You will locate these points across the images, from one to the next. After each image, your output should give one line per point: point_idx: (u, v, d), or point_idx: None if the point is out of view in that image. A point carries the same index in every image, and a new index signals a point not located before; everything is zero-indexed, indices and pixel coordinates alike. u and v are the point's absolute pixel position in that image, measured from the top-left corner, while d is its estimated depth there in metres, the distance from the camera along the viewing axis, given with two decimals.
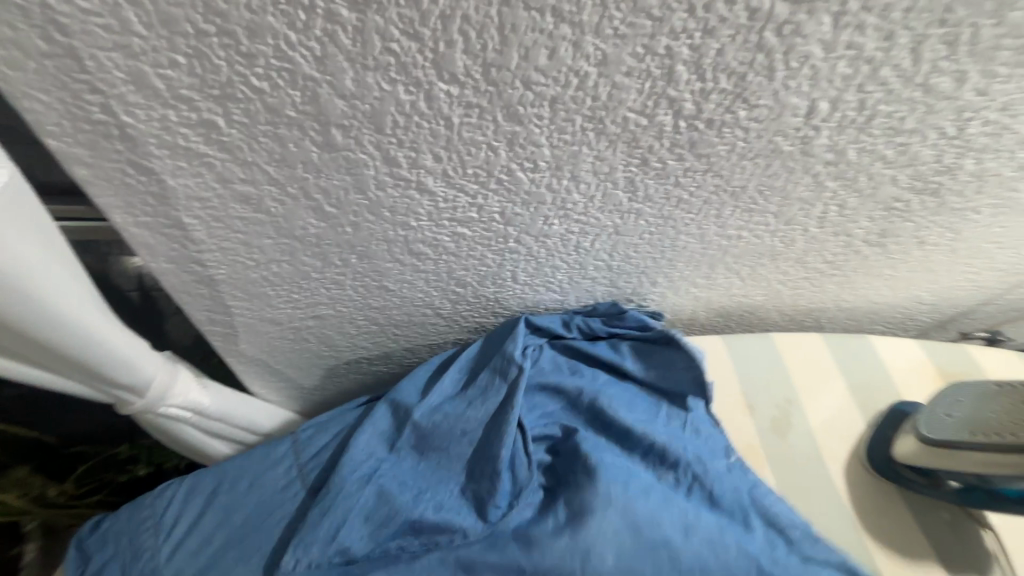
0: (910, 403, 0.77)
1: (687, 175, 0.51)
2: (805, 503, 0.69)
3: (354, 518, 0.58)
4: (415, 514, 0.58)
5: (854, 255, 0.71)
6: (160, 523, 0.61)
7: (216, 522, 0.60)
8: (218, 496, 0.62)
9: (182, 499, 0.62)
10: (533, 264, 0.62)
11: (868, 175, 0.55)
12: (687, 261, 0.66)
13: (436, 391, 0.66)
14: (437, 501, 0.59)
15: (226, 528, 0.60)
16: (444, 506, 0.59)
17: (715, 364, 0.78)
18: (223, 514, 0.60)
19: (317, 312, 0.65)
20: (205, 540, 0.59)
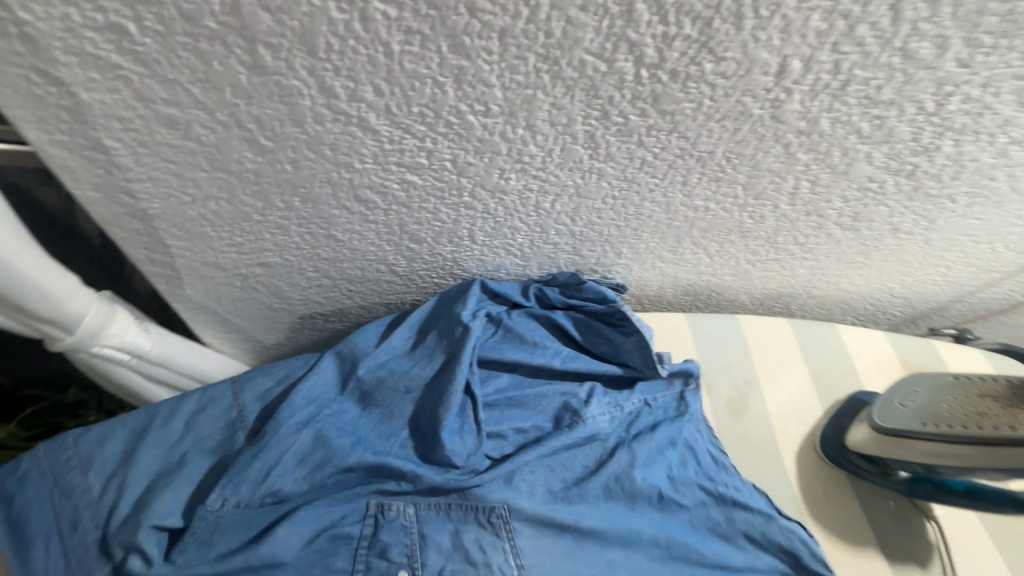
0: (870, 394, 0.76)
1: (651, 134, 0.48)
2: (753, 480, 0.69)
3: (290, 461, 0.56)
4: (350, 460, 0.57)
5: (827, 238, 0.69)
6: (89, 449, 0.57)
7: (152, 452, 0.58)
8: (154, 426, 0.59)
9: (110, 432, 0.59)
10: (491, 223, 0.60)
11: (842, 150, 0.53)
12: (653, 232, 0.64)
13: (383, 344, 0.64)
14: (378, 450, 0.58)
15: (165, 460, 0.58)
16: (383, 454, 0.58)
17: (679, 342, 0.77)
18: (157, 449, 0.58)
19: (264, 260, 0.62)
20: (141, 472, 0.56)
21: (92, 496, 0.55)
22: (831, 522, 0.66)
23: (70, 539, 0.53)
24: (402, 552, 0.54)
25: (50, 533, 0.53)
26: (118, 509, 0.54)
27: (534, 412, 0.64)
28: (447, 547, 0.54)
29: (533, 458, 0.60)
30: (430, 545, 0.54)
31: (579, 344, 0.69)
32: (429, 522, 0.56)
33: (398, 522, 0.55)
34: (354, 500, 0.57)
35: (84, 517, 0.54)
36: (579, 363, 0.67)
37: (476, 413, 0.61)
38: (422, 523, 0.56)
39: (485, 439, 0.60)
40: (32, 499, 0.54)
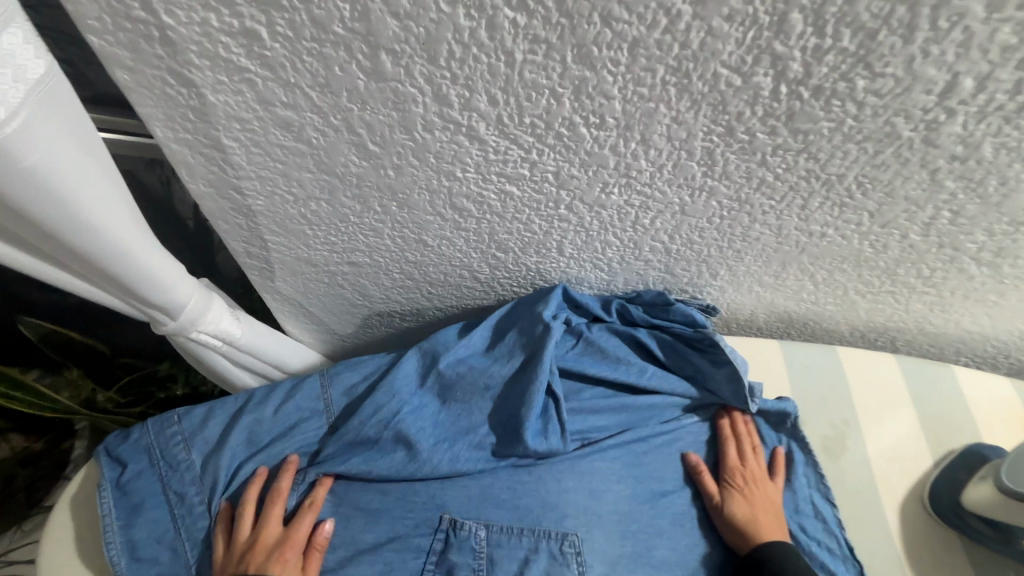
0: (992, 448, 0.68)
1: (777, 153, 0.44)
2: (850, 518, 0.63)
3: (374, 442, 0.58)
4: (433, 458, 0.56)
5: (958, 273, 0.61)
6: (193, 437, 0.60)
7: (247, 433, 0.60)
8: (247, 408, 0.61)
9: (211, 409, 0.61)
10: (583, 237, 0.57)
11: (1001, 180, 0.46)
12: (757, 255, 0.59)
13: (464, 339, 0.61)
14: (458, 448, 0.57)
15: (260, 441, 0.60)
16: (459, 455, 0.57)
17: (770, 372, 0.71)
18: (252, 429, 0.60)
19: (353, 259, 0.63)
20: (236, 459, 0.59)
21: (196, 476, 0.58)
22: None
23: (178, 513, 0.57)
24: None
25: (165, 513, 0.58)
26: (220, 482, 0.58)
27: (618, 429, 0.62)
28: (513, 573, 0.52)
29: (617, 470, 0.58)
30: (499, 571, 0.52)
31: (663, 363, 0.65)
32: (500, 547, 0.53)
33: (468, 543, 0.54)
34: (427, 514, 0.56)
35: (194, 507, 0.58)
36: (664, 384, 0.63)
37: (560, 417, 0.59)
38: (492, 547, 0.54)
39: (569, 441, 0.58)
40: (146, 484, 0.58)
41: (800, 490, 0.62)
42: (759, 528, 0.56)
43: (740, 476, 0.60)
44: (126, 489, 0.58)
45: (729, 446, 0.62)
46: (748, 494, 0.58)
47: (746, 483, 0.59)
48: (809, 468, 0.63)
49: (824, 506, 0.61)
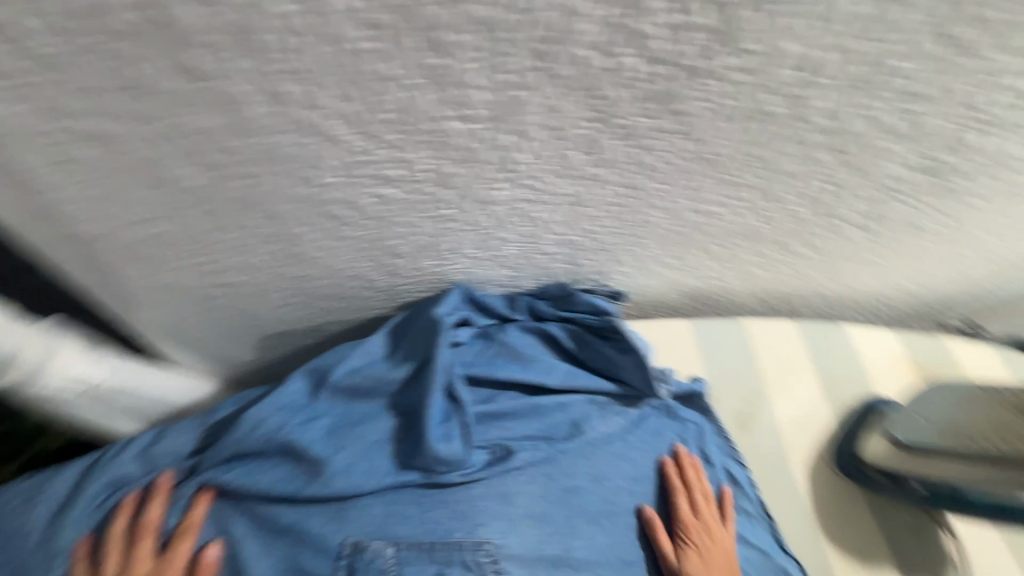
0: (883, 400, 0.72)
1: (658, 137, 0.43)
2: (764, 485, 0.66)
3: (258, 463, 0.51)
4: (323, 481, 0.50)
5: (841, 239, 0.64)
6: (39, 496, 0.52)
7: (105, 482, 0.52)
8: (106, 456, 0.54)
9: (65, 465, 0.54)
10: (478, 236, 0.54)
11: (869, 149, 0.47)
12: (657, 240, 0.59)
13: (358, 348, 0.57)
14: (350, 460, 0.51)
15: (121, 490, 0.53)
16: (355, 472, 0.51)
17: (682, 351, 0.71)
18: (111, 478, 0.53)
19: (226, 281, 0.56)
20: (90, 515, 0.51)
21: (35, 542, 0.49)
22: (845, 544, 0.63)
23: None
24: None
25: None
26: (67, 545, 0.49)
27: (530, 425, 0.59)
28: None
29: (529, 468, 0.57)
30: None
31: (575, 356, 0.64)
32: (410, 564, 0.50)
33: (375, 564, 0.49)
34: (326, 541, 0.49)
35: None
36: (579, 380, 0.62)
37: (464, 420, 0.55)
38: (401, 565, 0.50)
39: (472, 452, 0.54)
40: None
41: (715, 459, 0.63)
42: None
43: (690, 527, 0.57)
44: None
45: (681, 496, 0.59)
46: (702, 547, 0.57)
47: (697, 532, 0.57)
48: (719, 437, 0.65)
49: (734, 468, 0.64)
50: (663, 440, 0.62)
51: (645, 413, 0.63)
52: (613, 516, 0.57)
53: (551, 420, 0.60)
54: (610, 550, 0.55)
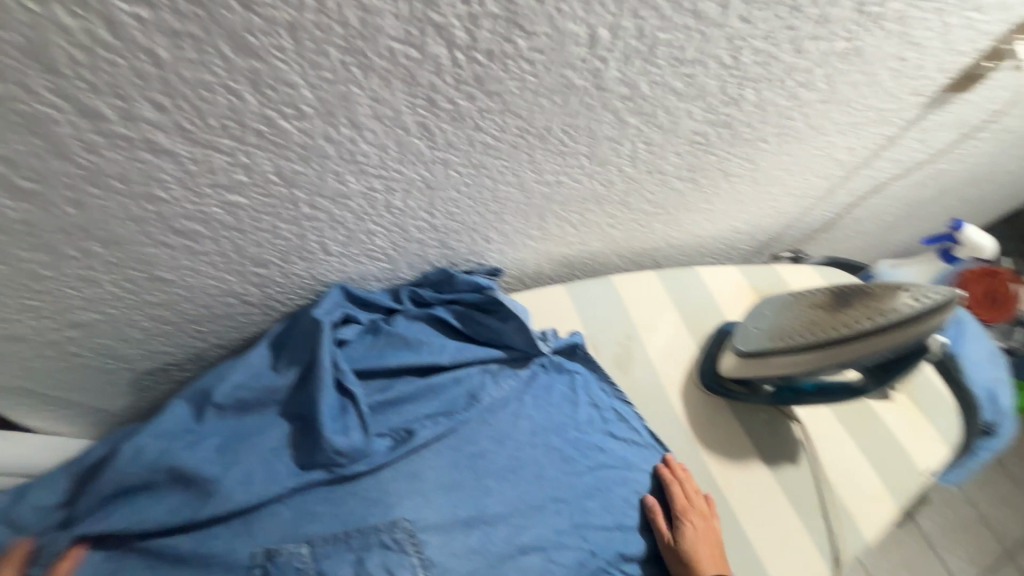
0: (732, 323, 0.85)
1: (484, 117, 0.48)
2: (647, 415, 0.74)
3: (144, 498, 0.49)
4: (219, 499, 0.49)
5: (672, 191, 0.75)
6: None
7: None
8: None
9: None
10: (343, 232, 0.55)
11: (666, 109, 0.56)
12: (516, 213, 0.64)
13: (238, 363, 0.56)
14: (248, 472, 0.51)
15: None
16: (256, 484, 0.51)
17: (562, 312, 0.78)
18: None
19: (76, 320, 0.53)
20: None
21: None
22: (720, 450, 0.73)
23: None
24: None
25: None
26: None
27: (429, 404, 0.62)
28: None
29: (434, 444, 0.60)
30: None
31: (462, 332, 0.68)
32: (328, 557, 0.51)
33: (291, 566, 0.50)
34: (236, 557, 0.49)
35: None
36: (468, 352, 0.66)
37: (361, 411, 0.57)
38: (319, 560, 0.51)
39: (373, 439, 0.56)
40: None
41: (602, 401, 0.70)
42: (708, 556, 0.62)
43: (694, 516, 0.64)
44: None
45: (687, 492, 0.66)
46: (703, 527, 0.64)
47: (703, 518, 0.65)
48: (604, 382, 0.72)
49: (622, 407, 0.71)
50: (555, 394, 0.69)
51: (534, 372, 0.69)
52: (519, 469, 0.62)
53: (448, 395, 0.63)
54: (520, 500, 0.60)
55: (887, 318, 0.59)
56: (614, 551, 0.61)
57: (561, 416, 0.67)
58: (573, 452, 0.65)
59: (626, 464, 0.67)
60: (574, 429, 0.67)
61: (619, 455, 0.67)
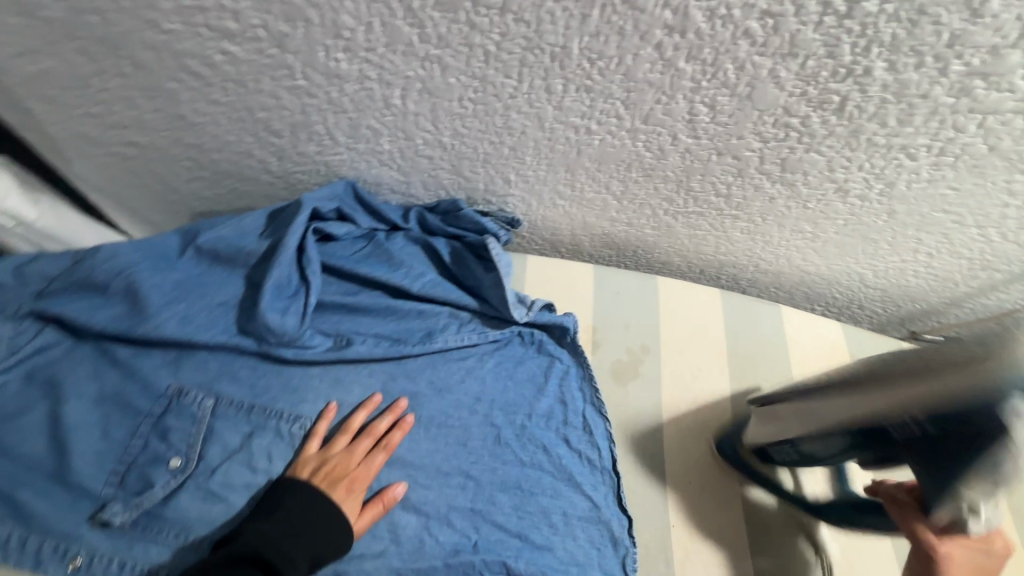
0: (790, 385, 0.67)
1: (479, 11, 0.41)
2: (626, 441, 0.62)
3: (99, 299, 0.52)
4: (153, 327, 0.52)
5: (757, 191, 0.59)
6: None
7: None
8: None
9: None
10: (344, 119, 0.54)
11: (735, 62, 0.43)
12: (537, 156, 0.56)
13: (229, 219, 0.58)
14: (188, 314, 0.53)
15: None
16: (193, 326, 0.53)
17: (581, 293, 0.68)
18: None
19: (130, 139, 0.61)
20: None
21: None
22: (696, 517, 0.58)
23: None
24: (182, 439, 0.51)
25: None
26: None
27: (383, 322, 0.60)
28: (233, 445, 0.52)
29: (369, 363, 0.58)
30: (216, 439, 0.52)
31: (449, 270, 0.63)
32: (224, 417, 0.53)
33: (191, 409, 0.52)
34: (154, 379, 0.53)
35: None
36: (444, 288, 0.61)
37: (308, 301, 0.56)
38: (215, 417, 0.52)
39: (306, 331, 0.55)
40: None
41: (572, 402, 0.60)
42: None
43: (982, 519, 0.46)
44: None
45: None
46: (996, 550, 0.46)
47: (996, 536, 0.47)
48: (585, 383, 0.61)
49: (594, 419, 0.60)
50: (522, 370, 0.61)
51: (510, 338, 0.62)
52: (443, 427, 0.57)
53: (407, 323, 0.60)
54: (428, 456, 0.56)
55: (938, 378, 0.41)
56: (500, 557, 0.52)
57: (517, 394, 0.60)
58: (511, 436, 0.58)
59: (567, 478, 0.57)
60: (523, 415, 0.59)
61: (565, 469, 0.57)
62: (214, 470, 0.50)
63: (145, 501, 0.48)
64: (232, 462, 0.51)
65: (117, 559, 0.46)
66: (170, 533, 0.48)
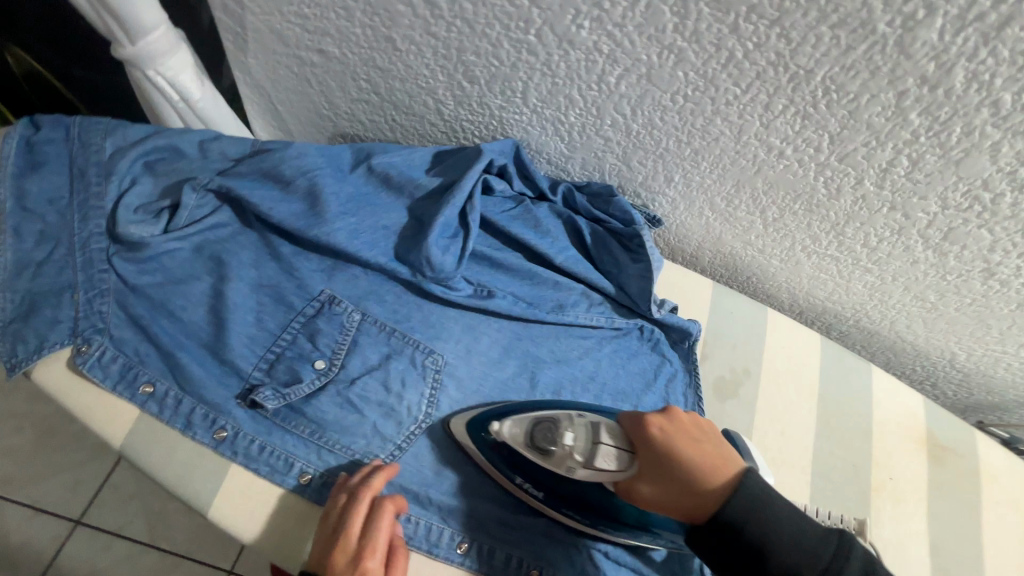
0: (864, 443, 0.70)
1: (750, 18, 0.42)
2: None
3: (279, 193, 0.54)
4: (324, 233, 0.53)
5: (904, 252, 0.61)
6: (113, 129, 0.53)
7: (144, 146, 0.53)
8: (164, 132, 0.54)
9: (145, 133, 0.54)
10: (548, 83, 0.55)
11: (966, 127, 0.44)
12: (713, 164, 0.58)
13: (403, 151, 0.60)
14: (356, 230, 0.55)
15: (166, 158, 0.54)
16: (359, 241, 0.55)
17: (698, 305, 0.70)
18: (162, 155, 0.54)
19: (322, 48, 0.62)
20: (123, 177, 0.51)
21: (103, 167, 0.51)
22: None
23: (80, 197, 0.50)
24: (328, 346, 0.52)
25: (64, 189, 0.50)
26: (122, 195, 0.51)
27: (521, 285, 0.62)
28: (372, 362, 0.53)
29: (502, 319, 0.60)
30: (358, 354, 0.53)
31: (587, 250, 0.65)
32: (367, 335, 0.54)
33: (339, 319, 0.54)
34: (310, 282, 0.54)
35: (91, 189, 0.50)
36: (582, 267, 0.63)
37: (464, 247, 0.58)
38: (359, 332, 0.54)
39: (458, 275, 0.57)
40: (54, 151, 0.51)
41: (675, 404, 0.63)
42: (687, 471, 0.45)
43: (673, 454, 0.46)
44: (33, 149, 0.51)
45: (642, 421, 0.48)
46: (659, 423, 0.48)
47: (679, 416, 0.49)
48: (690, 391, 0.64)
49: None
50: (635, 362, 0.63)
51: (630, 330, 0.64)
52: (557, 396, 0.59)
53: (542, 290, 0.62)
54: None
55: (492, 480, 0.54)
56: None
57: (627, 382, 0.62)
58: None
59: None
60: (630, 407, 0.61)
61: None
62: (352, 382, 0.52)
63: (292, 394, 0.49)
64: (370, 377, 0.53)
65: (259, 441, 0.48)
66: (307, 429, 0.49)
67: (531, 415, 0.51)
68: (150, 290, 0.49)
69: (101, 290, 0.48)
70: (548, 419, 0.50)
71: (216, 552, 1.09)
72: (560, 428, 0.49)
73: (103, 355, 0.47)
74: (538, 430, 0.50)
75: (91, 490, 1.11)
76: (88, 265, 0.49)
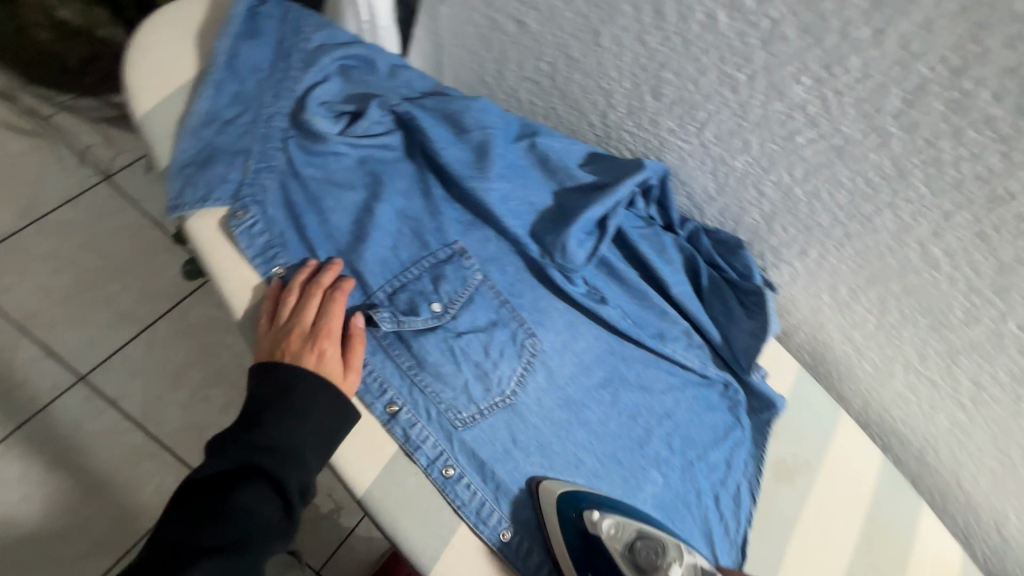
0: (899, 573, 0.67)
1: (978, 127, 0.43)
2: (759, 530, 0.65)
3: (451, 136, 0.55)
4: (479, 186, 0.54)
5: (1012, 402, 0.58)
6: (326, 29, 0.56)
7: (346, 53, 0.55)
8: (366, 46, 0.57)
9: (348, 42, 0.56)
10: (733, 123, 0.57)
11: None
12: (858, 252, 0.58)
13: (566, 140, 0.61)
14: (506, 194, 0.56)
15: (358, 70, 0.56)
16: (505, 207, 0.56)
17: (779, 382, 0.71)
18: (356, 66, 0.56)
19: (524, 20, 0.66)
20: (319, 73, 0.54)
21: (310, 58, 0.54)
22: None
23: (281, 78, 0.53)
24: (446, 293, 0.53)
25: (270, 65, 0.53)
26: (313, 88, 0.53)
27: (628, 302, 0.62)
28: (479, 324, 0.53)
29: (604, 328, 0.60)
30: (470, 311, 0.53)
31: (700, 291, 0.65)
32: (482, 296, 0.54)
33: (463, 272, 0.54)
34: (448, 228, 0.55)
35: (292, 73, 0.53)
36: (693, 306, 0.63)
37: (596, 246, 0.58)
38: (477, 291, 0.54)
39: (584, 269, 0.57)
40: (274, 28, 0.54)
41: (735, 470, 0.62)
42: None
43: None
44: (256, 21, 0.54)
45: None
46: None
47: None
48: (751, 462, 0.63)
49: (745, 496, 0.62)
50: (711, 415, 0.63)
51: (716, 381, 0.64)
52: (632, 419, 0.58)
53: (646, 313, 0.62)
54: (612, 437, 0.56)
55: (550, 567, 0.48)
56: None
57: (699, 430, 0.61)
58: (680, 467, 0.58)
59: (706, 530, 0.58)
60: (695, 458, 0.60)
61: (705, 527, 0.58)
62: (457, 334, 0.52)
63: (406, 323, 0.50)
64: (474, 337, 0.52)
65: None
66: (405, 362, 0.50)
67: (636, 526, 0.48)
68: (311, 182, 0.51)
69: (269, 166, 0.51)
70: (657, 538, 0.47)
71: (194, 452, 1.05)
72: (666, 554, 0.46)
73: (253, 225, 0.50)
74: (643, 547, 0.46)
75: (104, 352, 1.10)
76: (266, 138, 0.51)
